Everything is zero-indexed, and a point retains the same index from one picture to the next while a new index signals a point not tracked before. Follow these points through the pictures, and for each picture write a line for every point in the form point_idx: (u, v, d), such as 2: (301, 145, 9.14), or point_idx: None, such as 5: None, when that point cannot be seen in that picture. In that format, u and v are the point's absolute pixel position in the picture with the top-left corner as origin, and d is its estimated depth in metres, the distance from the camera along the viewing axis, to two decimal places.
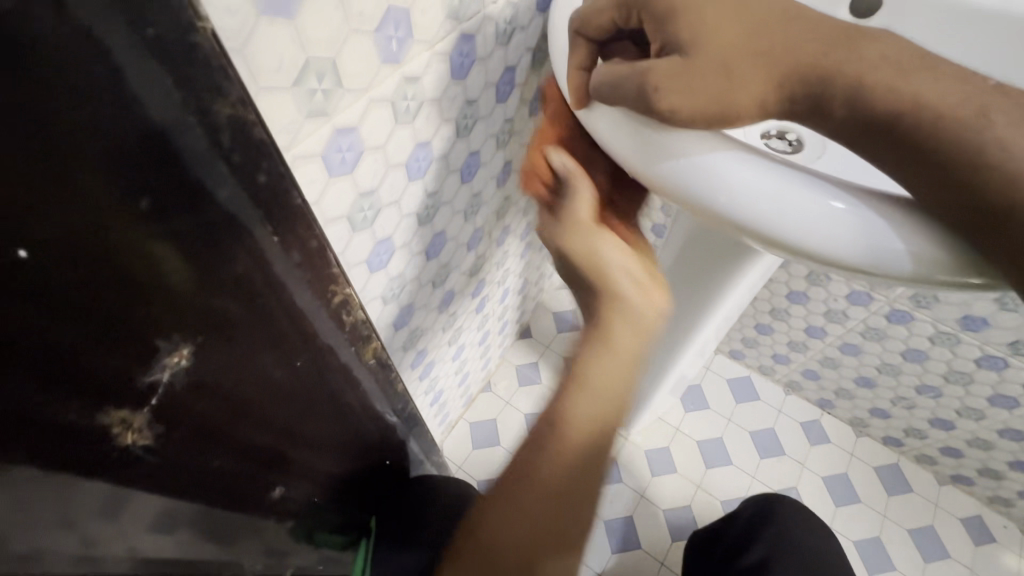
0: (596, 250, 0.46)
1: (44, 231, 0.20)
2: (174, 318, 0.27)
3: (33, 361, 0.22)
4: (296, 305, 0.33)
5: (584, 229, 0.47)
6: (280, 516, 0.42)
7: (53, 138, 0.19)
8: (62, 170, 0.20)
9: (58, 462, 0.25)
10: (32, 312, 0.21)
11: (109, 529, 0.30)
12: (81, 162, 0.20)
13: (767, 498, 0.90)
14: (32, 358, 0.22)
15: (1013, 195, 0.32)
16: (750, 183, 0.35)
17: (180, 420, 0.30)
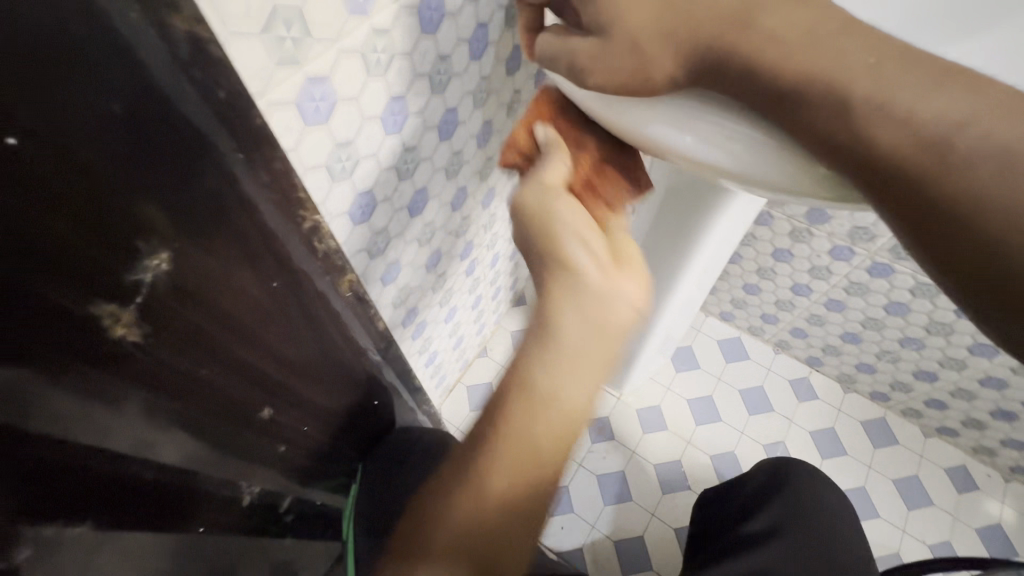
0: (548, 212, 0.44)
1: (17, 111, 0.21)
2: (154, 220, 0.28)
3: (22, 243, 0.24)
4: (268, 227, 0.35)
5: (538, 189, 0.45)
6: (274, 442, 0.46)
7: (23, 30, 0.20)
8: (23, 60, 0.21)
9: (50, 348, 0.27)
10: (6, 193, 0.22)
11: (104, 430, 0.31)
12: (52, 55, 0.21)
13: (783, 462, 0.86)
14: (22, 239, 0.24)
15: (917, 133, 0.34)
16: (704, 133, 0.38)
17: (167, 327, 0.31)
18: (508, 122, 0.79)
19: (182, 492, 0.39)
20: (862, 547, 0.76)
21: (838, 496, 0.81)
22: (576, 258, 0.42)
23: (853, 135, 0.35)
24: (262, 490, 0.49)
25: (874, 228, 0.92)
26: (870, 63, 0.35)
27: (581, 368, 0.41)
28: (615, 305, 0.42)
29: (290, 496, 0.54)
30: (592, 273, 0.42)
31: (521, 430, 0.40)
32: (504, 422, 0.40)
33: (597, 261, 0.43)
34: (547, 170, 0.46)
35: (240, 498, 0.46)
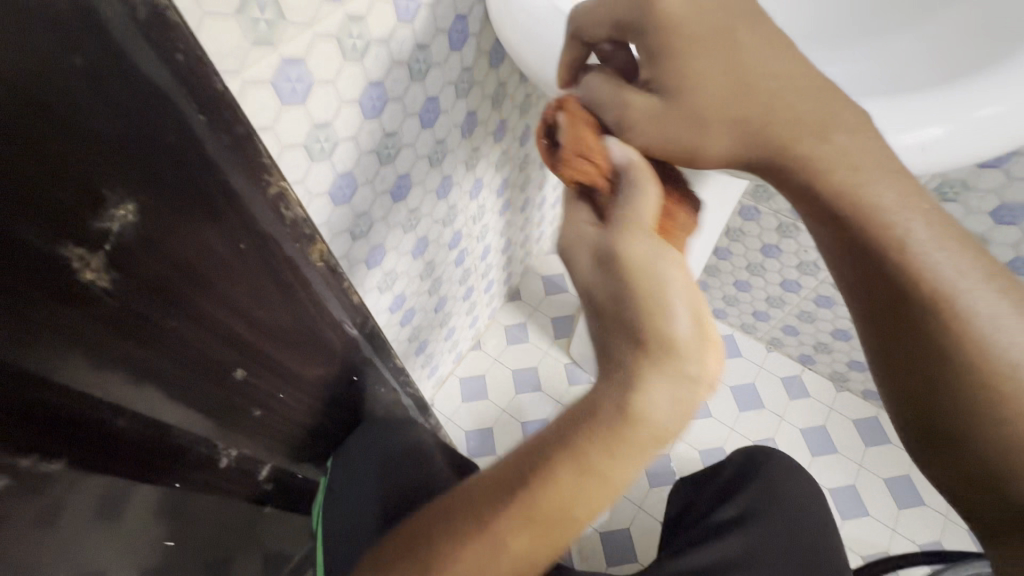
0: (658, 274, 0.34)
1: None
2: (118, 171, 0.27)
3: None
4: (235, 190, 0.34)
5: (640, 232, 0.35)
6: (251, 406, 0.48)
7: None
8: None
9: (18, 292, 0.27)
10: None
11: (67, 375, 0.31)
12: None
13: (757, 454, 0.87)
14: None
15: (854, 106, 0.36)
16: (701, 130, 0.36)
17: (137, 276, 0.31)
18: (493, 113, 0.82)
19: (154, 442, 0.41)
20: (832, 536, 0.76)
21: (813, 485, 0.83)
22: (653, 404, 0.33)
23: (797, 143, 0.35)
24: (241, 454, 0.51)
25: None
26: (806, 78, 0.36)
27: (533, 531, 0.34)
28: (699, 365, 0.34)
29: (268, 464, 0.57)
30: (686, 331, 0.33)
31: (476, 567, 0.35)
32: (459, 562, 0.35)
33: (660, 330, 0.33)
34: (631, 200, 0.36)
35: (218, 458, 0.48)
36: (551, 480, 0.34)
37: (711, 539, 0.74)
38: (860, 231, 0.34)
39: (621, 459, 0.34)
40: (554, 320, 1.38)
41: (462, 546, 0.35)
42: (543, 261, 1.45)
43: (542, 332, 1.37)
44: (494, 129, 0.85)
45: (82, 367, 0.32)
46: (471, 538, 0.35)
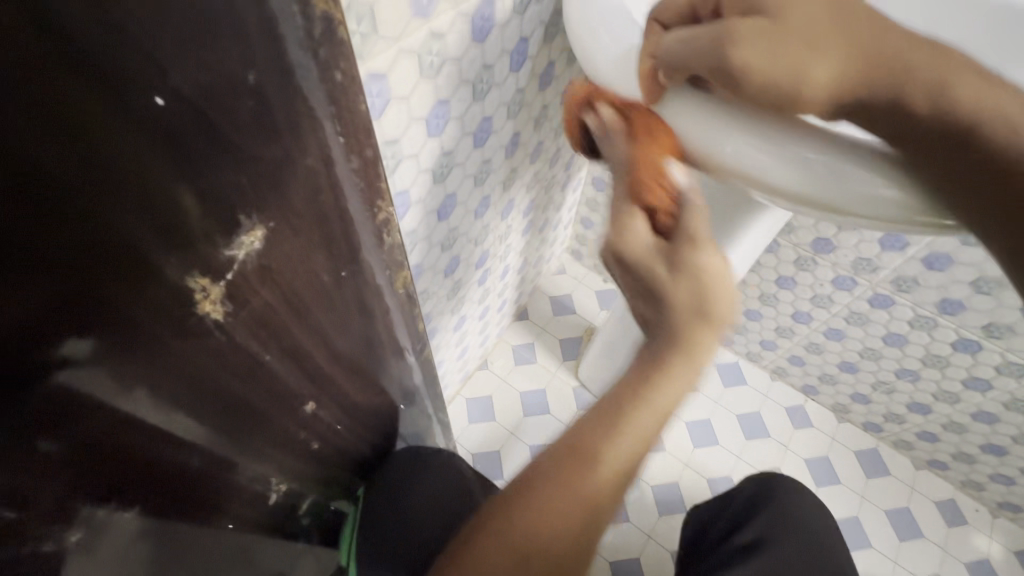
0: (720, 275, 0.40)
1: (160, 50, 0.18)
2: (257, 195, 0.24)
3: (133, 216, 0.20)
4: (350, 216, 0.31)
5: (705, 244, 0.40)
6: (309, 438, 0.44)
7: None
8: (163, 22, 0.17)
9: (138, 326, 0.24)
10: (138, 140, 0.19)
11: (156, 414, 0.28)
12: (195, 9, 0.18)
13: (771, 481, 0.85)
14: (135, 211, 0.20)
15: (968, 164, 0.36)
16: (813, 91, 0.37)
17: (246, 307, 0.28)
18: (533, 135, 0.80)
19: (217, 482, 0.37)
20: (842, 556, 0.77)
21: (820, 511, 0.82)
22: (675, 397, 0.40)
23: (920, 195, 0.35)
24: (289, 490, 0.47)
25: (878, 259, 0.95)
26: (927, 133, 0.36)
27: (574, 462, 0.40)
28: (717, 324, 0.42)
29: (309, 499, 0.53)
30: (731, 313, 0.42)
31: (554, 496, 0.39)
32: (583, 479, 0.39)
33: (696, 305, 0.39)
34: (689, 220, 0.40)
35: (269, 495, 0.45)
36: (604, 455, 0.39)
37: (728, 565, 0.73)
38: (962, 161, 0.37)
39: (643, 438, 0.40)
40: (562, 341, 1.37)
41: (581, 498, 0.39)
42: (552, 281, 1.44)
43: (550, 353, 1.35)
44: (532, 150, 0.83)
45: (174, 406, 0.29)
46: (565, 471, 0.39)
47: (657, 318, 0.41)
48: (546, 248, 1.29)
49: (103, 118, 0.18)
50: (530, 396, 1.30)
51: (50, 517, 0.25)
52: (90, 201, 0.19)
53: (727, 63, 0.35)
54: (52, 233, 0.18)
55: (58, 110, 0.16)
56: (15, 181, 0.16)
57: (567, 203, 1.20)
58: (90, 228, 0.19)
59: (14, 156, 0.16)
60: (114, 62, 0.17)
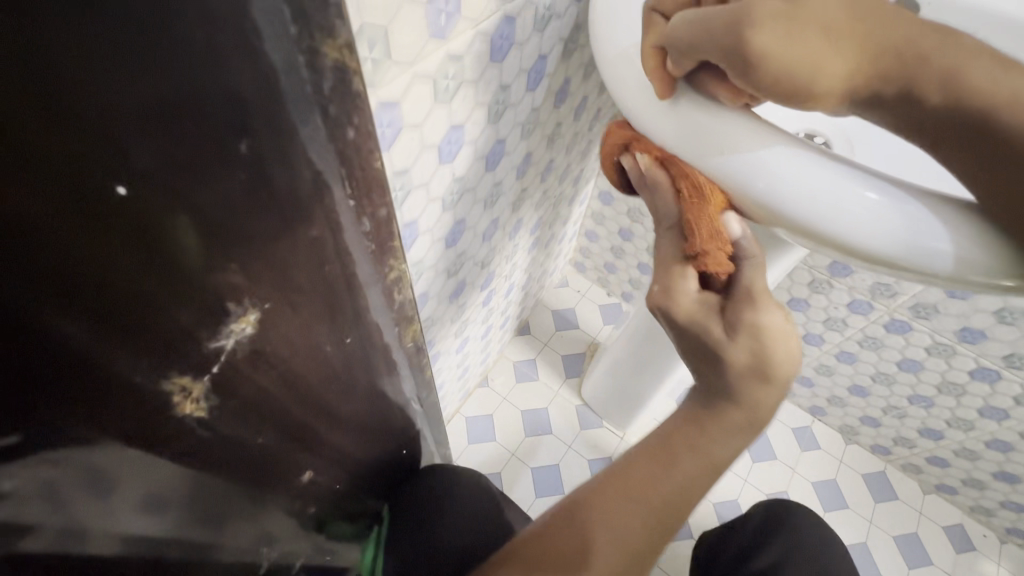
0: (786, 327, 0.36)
1: (116, 123, 0.13)
2: (250, 277, 0.20)
3: (90, 324, 0.16)
4: (358, 280, 0.27)
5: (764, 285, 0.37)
6: (305, 504, 0.40)
7: (120, 46, 0.13)
8: (125, 90, 0.13)
9: (101, 442, 0.19)
10: (95, 236, 0.14)
11: (126, 525, 0.24)
12: (168, 72, 0.14)
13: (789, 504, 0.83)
14: (93, 318, 0.16)
15: None
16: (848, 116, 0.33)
17: (235, 396, 0.24)
18: (545, 153, 0.76)
19: None
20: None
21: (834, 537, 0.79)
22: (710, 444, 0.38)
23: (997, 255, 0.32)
24: (282, 556, 0.43)
25: (898, 285, 0.92)
26: None
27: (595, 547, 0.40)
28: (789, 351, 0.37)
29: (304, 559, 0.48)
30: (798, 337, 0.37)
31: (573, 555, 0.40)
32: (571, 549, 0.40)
33: (754, 365, 0.35)
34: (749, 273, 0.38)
35: (259, 568, 0.40)
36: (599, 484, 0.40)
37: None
38: None
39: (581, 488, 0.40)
40: (565, 357, 1.33)
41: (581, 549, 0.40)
42: (554, 295, 1.40)
43: (553, 370, 1.31)
44: (543, 168, 0.79)
45: (149, 511, 0.24)
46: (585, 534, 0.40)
47: (712, 373, 0.37)
48: (550, 263, 1.25)
49: (42, 215, 0.13)
50: (532, 415, 1.26)
51: None
52: (30, 317, 0.14)
53: (746, 46, 0.31)
54: None
55: None
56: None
57: (573, 218, 1.16)
58: (32, 347, 0.15)
59: None
60: (51, 142, 0.12)
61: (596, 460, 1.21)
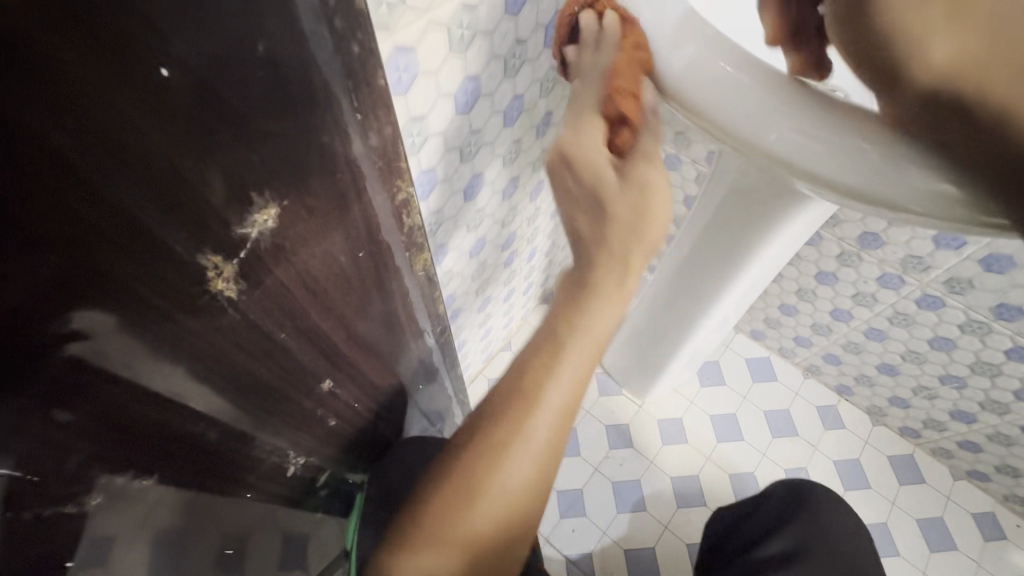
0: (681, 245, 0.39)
1: (162, 17, 0.17)
2: (269, 172, 0.24)
3: (140, 191, 0.20)
4: (368, 195, 0.30)
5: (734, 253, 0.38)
6: (326, 414, 0.45)
7: None
8: None
9: (149, 302, 0.23)
10: (147, 115, 0.18)
11: (171, 388, 0.28)
12: None
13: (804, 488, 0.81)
14: (143, 186, 0.20)
15: None
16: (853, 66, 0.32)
17: (261, 286, 0.28)
18: (566, 115, 0.78)
19: (234, 454, 0.38)
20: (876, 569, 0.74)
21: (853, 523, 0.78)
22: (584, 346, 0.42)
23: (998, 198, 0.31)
24: (306, 463, 0.49)
25: (931, 258, 0.89)
26: None
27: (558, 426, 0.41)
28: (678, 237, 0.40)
29: (326, 472, 0.54)
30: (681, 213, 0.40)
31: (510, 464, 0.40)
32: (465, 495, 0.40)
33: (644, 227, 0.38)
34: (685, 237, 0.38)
35: (286, 468, 0.45)
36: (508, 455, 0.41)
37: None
38: None
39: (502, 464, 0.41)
40: None
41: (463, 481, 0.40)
42: None
43: None
44: None
45: (187, 381, 0.29)
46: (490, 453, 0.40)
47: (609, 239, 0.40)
48: None
49: (109, 91, 0.17)
50: None
51: (69, 483, 0.26)
52: (95, 177, 0.18)
53: None
54: (59, 210, 0.18)
55: (62, 85, 0.16)
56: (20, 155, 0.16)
57: None
58: (99, 203, 0.19)
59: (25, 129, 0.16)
60: (120, 30, 0.16)
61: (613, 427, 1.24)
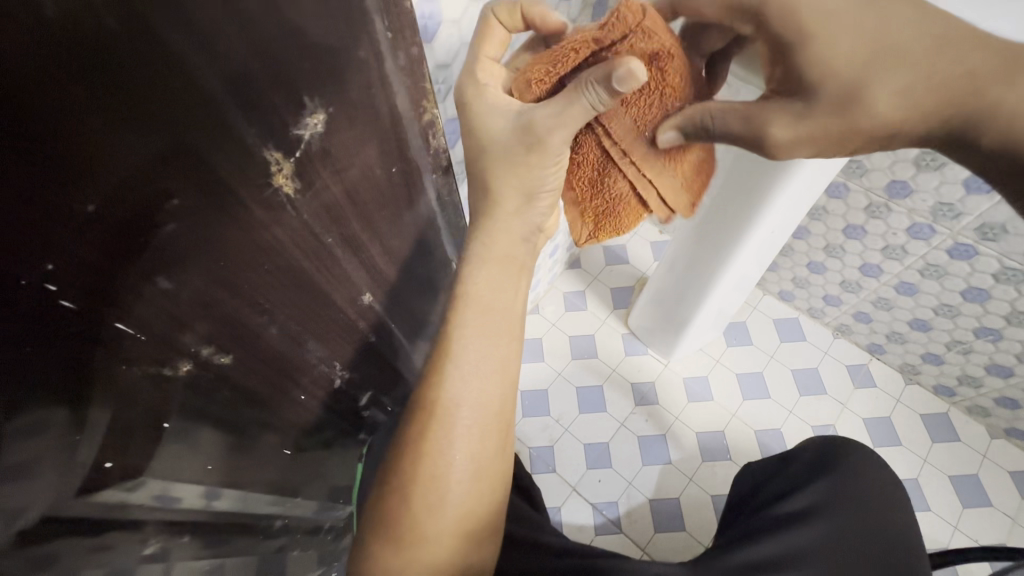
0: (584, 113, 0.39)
1: None
2: (318, 79, 0.29)
3: (225, 89, 0.25)
4: (399, 112, 0.36)
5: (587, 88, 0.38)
6: (362, 326, 0.51)
7: None
8: None
9: (230, 190, 0.29)
10: (223, 14, 0.23)
11: (243, 278, 0.34)
12: None
13: (833, 445, 0.78)
14: (228, 84, 0.25)
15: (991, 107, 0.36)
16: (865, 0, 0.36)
17: (313, 187, 0.34)
18: None
19: (289, 354, 0.44)
20: (910, 520, 0.71)
21: (890, 479, 0.75)
22: (478, 358, 0.49)
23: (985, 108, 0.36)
24: (348, 377, 0.56)
25: (962, 204, 0.88)
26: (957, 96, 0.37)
27: (477, 400, 0.50)
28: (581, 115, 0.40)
29: (364, 390, 0.61)
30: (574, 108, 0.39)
31: (442, 451, 0.49)
32: (415, 486, 0.49)
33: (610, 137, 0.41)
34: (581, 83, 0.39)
35: (330, 376, 0.53)
36: (427, 454, 0.49)
37: (771, 531, 0.68)
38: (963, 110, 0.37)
39: (431, 450, 0.49)
40: (614, 290, 1.38)
41: (402, 491, 0.49)
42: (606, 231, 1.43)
43: (601, 301, 1.37)
44: None
45: (257, 273, 0.35)
46: (413, 462, 0.49)
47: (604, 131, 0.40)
48: None
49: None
50: (579, 341, 1.33)
51: (165, 345, 0.33)
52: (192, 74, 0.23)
53: None
54: (161, 100, 0.23)
55: None
56: (131, 46, 0.21)
57: None
58: (191, 95, 0.24)
59: (139, 27, 0.21)
60: None
61: (638, 385, 1.27)
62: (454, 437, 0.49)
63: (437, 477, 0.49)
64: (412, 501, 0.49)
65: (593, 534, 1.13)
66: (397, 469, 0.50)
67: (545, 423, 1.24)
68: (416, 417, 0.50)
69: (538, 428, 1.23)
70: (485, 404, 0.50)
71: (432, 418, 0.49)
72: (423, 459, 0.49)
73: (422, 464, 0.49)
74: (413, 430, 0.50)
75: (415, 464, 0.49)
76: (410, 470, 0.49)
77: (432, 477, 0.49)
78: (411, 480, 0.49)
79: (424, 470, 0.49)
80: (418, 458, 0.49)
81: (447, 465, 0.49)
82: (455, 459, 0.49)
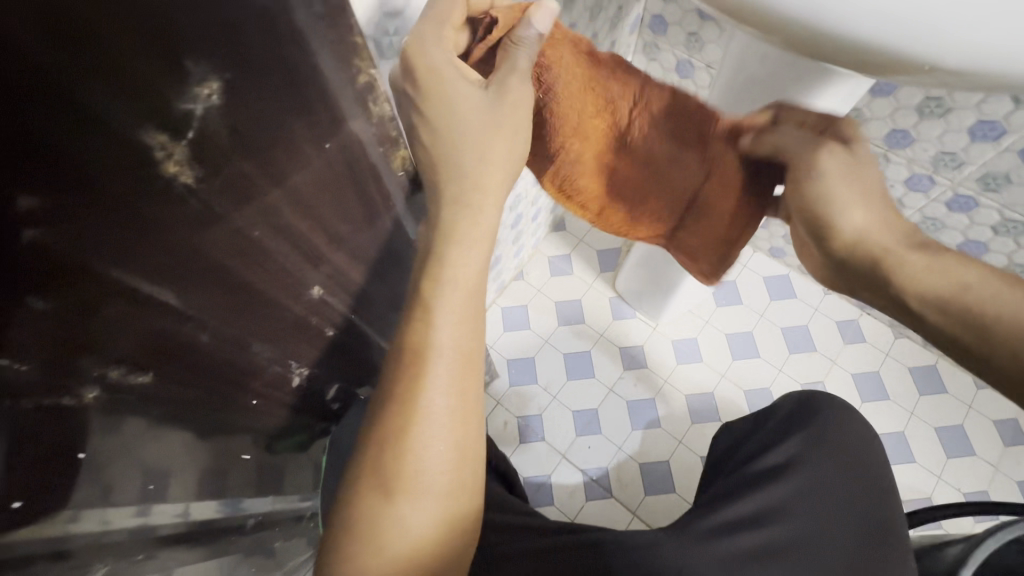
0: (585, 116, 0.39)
1: None
2: (203, 39, 0.22)
3: (68, 55, 0.19)
4: (325, 77, 0.30)
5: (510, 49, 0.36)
6: (319, 320, 0.46)
7: None
8: None
9: (105, 185, 0.23)
10: None
11: (147, 286, 0.29)
12: None
13: (809, 399, 0.76)
14: (70, 48, 0.19)
15: None
16: None
17: (220, 174, 0.28)
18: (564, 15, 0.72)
19: (232, 359, 0.39)
20: (883, 465, 0.70)
21: (864, 427, 0.73)
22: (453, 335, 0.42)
23: None
24: (311, 373, 0.52)
25: (965, 153, 0.79)
26: None
27: (457, 378, 0.43)
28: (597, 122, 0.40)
29: (330, 383, 0.57)
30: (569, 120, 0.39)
31: (420, 444, 0.42)
32: (394, 484, 0.43)
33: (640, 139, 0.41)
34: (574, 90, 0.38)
35: (289, 376, 0.48)
36: (409, 449, 0.42)
37: (754, 486, 0.64)
38: None
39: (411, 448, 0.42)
40: (600, 253, 1.32)
41: (382, 490, 0.43)
42: None
43: (587, 265, 1.32)
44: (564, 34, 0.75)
45: (166, 277, 0.29)
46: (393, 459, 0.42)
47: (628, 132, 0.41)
48: None
49: None
50: (565, 307, 1.29)
51: (57, 373, 0.27)
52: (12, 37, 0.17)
53: None
54: None
55: None
56: None
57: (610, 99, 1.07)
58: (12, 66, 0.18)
59: None
60: None
61: (627, 349, 1.24)
62: (434, 424, 0.42)
63: (422, 472, 0.43)
64: (394, 505, 0.43)
65: (584, 500, 1.13)
66: (372, 470, 0.43)
67: (533, 392, 1.22)
68: (384, 406, 0.44)
69: (526, 397, 1.21)
70: (465, 385, 0.44)
71: (404, 409, 0.42)
72: (402, 455, 0.42)
73: (403, 461, 0.42)
74: (385, 424, 0.43)
75: (395, 461, 0.43)
76: (388, 470, 0.43)
77: (413, 473, 0.42)
78: (389, 480, 0.43)
79: (403, 465, 0.42)
80: (397, 455, 0.42)
81: (431, 456, 0.42)
82: (439, 450, 0.43)
